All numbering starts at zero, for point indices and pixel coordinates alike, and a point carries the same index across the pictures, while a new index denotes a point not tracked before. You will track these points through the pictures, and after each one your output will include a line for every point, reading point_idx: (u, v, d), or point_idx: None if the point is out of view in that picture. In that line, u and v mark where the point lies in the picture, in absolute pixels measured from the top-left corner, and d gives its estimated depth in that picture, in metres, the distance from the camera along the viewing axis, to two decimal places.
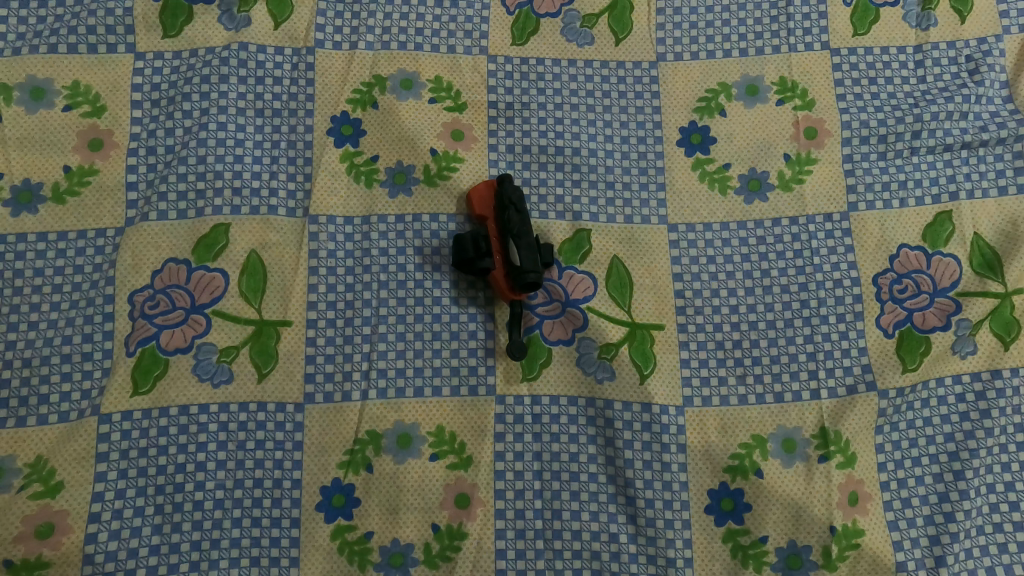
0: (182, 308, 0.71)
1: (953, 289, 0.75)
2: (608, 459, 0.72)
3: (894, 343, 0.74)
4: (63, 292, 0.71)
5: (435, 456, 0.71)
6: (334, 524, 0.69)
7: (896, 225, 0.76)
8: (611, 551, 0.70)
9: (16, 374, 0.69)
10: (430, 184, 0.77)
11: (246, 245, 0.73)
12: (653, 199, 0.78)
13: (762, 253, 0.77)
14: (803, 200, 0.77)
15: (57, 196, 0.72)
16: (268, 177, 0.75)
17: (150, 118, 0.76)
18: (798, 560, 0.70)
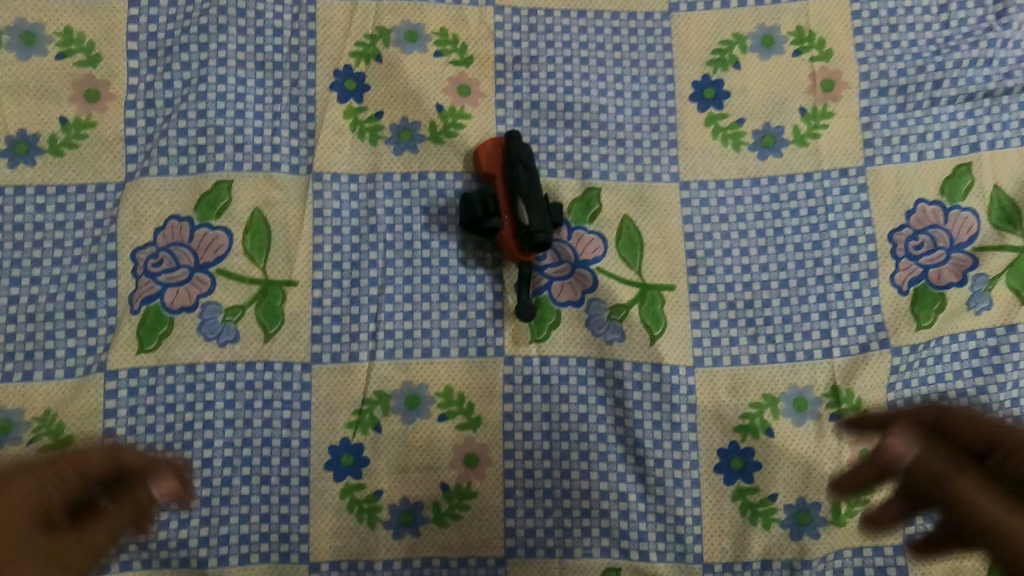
0: (187, 266, 0.70)
1: (971, 244, 0.73)
2: (618, 419, 0.72)
3: (908, 301, 0.73)
4: (65, 248, 0.70)
5: (444, 416, 0.71)
6: (344, 482, 0.69)
7: (913, 180, 0.75)
8: (620, 509, 0.70)
9: (21, 329, 0.68)
10: (437, 141, 0.75)
11: (250, 202, 0.72)
12: (665, 156, 0.76)
13: (775, 210, 0.75)
14: (818, 156, 0.76)
15: (55, 148, 0.71)
16: (271, 133, 0.73)
17: (147, 70, 0.73)
18: (807, 517, 0.70)
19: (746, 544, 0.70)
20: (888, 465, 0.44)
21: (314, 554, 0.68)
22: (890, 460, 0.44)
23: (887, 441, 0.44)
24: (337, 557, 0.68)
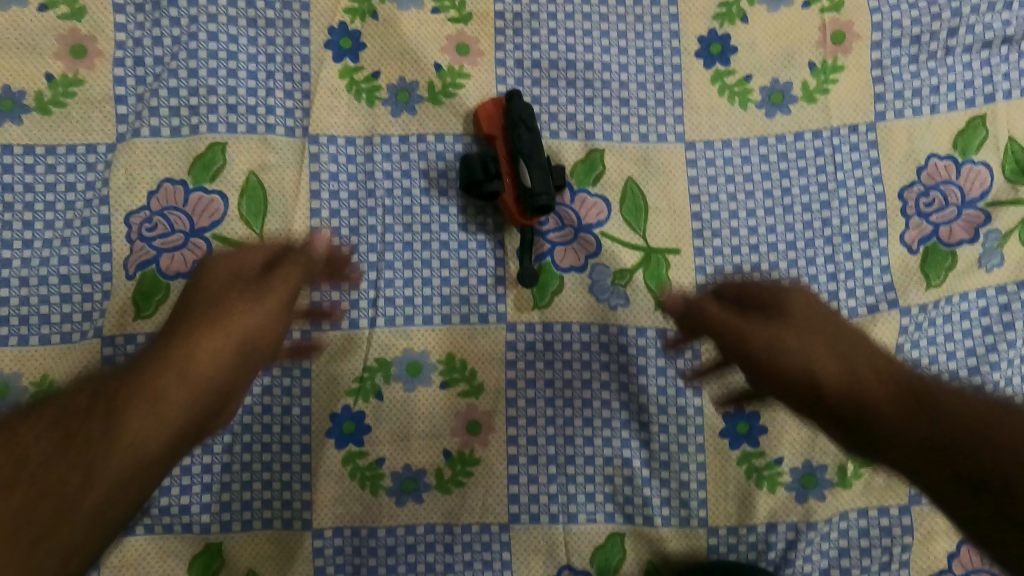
0: (181, 232, 0.69)
1: (983, 199, 0.72)
2: (622, 385, 0.71)
3: (918, 260, 0.71)
4: (57, 212, 0.68)
5: (446, 383, 0.70)
6: (346, 450, 0.68)
7: (925, 135, 0.73)
8: (624, 475, 0.70)
9: (15, 294, 0.67)
10: (436, 102, 0.73)
11: (245, 166, 0.70)
12: (669, 115, 0.74)
13: (783, 170, 0.73)
14: (827, 112, 0.74)
15: (42, 106, 0.69)
16: (265, 93, 0.71)
17: (135, 25, 0.71)
18: (812, 479, 0.70)
19: (751, 508, 0.70)
20: (676, 318, 0.58)
21: (317, 521, 0.68)
22: (670, 303, 0.58)
23: (669, 295, 0.59)
24: (341, 525, 0.68)
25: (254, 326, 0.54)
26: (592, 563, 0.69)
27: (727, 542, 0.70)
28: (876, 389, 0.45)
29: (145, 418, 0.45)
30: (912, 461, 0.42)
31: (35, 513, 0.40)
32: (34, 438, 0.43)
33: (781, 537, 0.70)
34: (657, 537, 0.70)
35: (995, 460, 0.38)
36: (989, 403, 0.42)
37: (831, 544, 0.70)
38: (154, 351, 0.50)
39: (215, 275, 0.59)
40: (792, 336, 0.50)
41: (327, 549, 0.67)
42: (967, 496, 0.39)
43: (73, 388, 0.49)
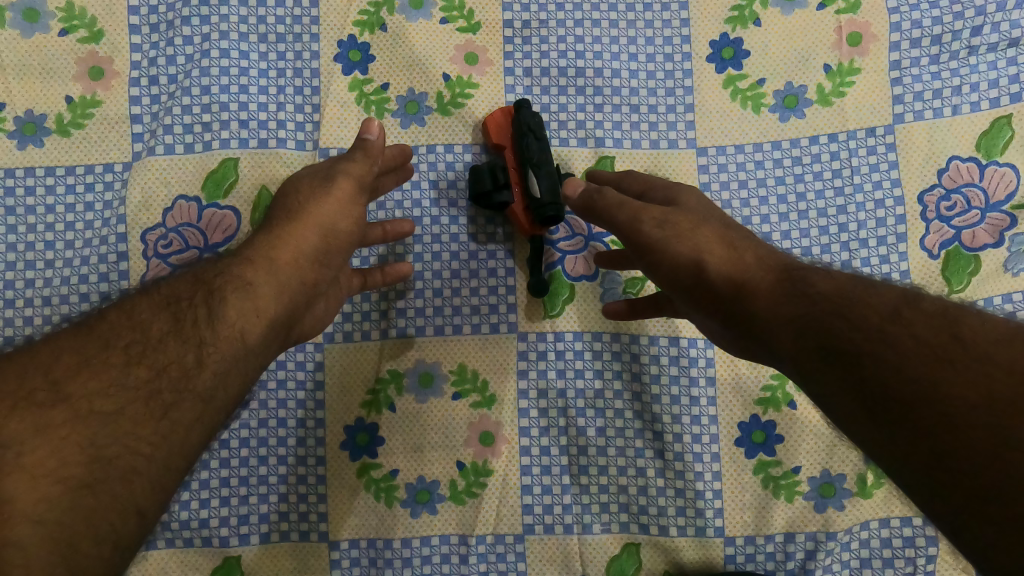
0: (196, 247, 0.70)
1: (1008, 202, 0.70)
2: (635, 395, 0.70)
3: (939, 265, 0.70)
4: (76, 230, 0.70)
5: (458, 394, 0.70)
6: (360, 461, 0.69)
7: (946, 136, 0.71)
8: (638, 486, 0.69)
9: (37, 311, 0.68)
10: (445, 113, 0.73)
11: (256, 181, 0.71)
12: (681, 121, 0.73)
13: (798, 174, 0.72)
14: (844, 115, 0.72)
15: (62, 129, 0.70)
16: (276, 108, 0.72)
17: (149, 45, 0.72)
18: (831, 488, 0.69)
19: (768, 518, 0.69)
20: (574, 204, 0.60)
21: (333, 532, 0.68)
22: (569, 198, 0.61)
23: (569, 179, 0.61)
24: (356, 535, 0.69)
25: (314, 259, 0.56)
26: (607, 574, 0.69)
27: (745, 552, 0.69)
28: (763, 279, 0.49)
29: (226, 357, 0.48)
30: (800, 314, 0.45)
31: (134, 453, 0.43)
32: (122, 369, 0.45)
33: (799, 547, 0.69)
34: (673, 548, 0.69)
35: (862, 326, 0.42)
36: (864, 282, 0.46)
37: (852, 554, 0.69)
38: (224, 279, 0.51)
39: (343, 194, 0.58)
40: (683, 228, 0.54)
41: (343, 560, 0.68)
42: (836, 380, 0.42)
43: (142, 304, 0.49)
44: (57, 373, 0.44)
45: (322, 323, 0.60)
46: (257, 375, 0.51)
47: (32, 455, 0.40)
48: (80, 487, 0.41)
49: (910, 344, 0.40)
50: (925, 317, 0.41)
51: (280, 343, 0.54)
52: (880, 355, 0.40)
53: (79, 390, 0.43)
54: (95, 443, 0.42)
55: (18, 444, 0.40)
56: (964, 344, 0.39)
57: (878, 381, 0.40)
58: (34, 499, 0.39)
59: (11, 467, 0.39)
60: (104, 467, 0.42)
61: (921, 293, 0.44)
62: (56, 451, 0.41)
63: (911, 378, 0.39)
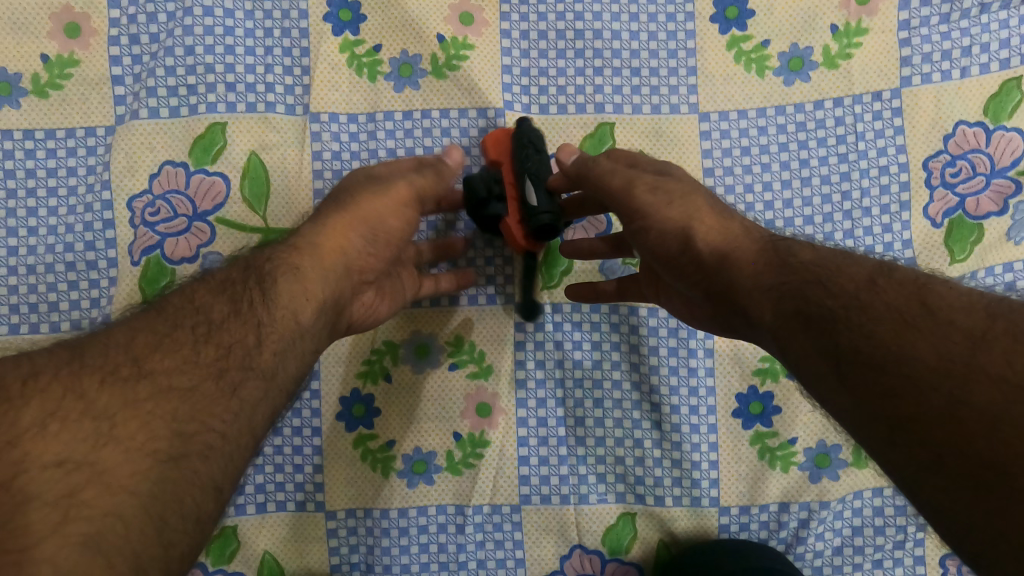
0: (185, 215, 0.68)
1: (1014, 168, 0.68)
2: (633, 365, 0.70)
3: (942, 233, 0.69)
4: (59, 197, 0.68)
5: (455, 365, 0.69)
6: (356, 433, 0.69)
7: (954, 102, 0.69)
8: (635, 455, 0.69)
9: (23, 281, 0.67)
10: (439, 75, 0.70)
11: (245, 146, 0.69)
12: (683, 85, 0.71)
13: (802, 141, 0.70)
14: (850, 79, 0.70)
15: (39, 89, 0.68)
16: (264, 70, 0.69)
17: (128, 2, 0.69)
18: (826, 459, 0.70)
19: (763, 488, 0.70)
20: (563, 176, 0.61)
21: (329, 502, 0.69)
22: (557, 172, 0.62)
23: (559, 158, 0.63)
24: (353, 505, 0.69)
25: (365, 251, 0.55)
26: (603, 543, 0.69)
27: (739, 521, 0.70)
28: (746, 247, 0.49)
29: (284, 338, 0.47)
30: (780, 279, 0.45)
31: (210, 430, 0.42)
32: (193, 348, 0.44)
33: (793, 516, 0.70)
34: (668, 517, 0.70)
35: (840, 294, 0.42)
36: (845, 254, 0.46)
37: (844, 522, 0.70)
38: (275, 262, 0.50)
39: (396, 199, 0.57)
40: (668, 199, 0.53)
41: (340, 529, 0.69)
42: (814, 343, 0.41)
43: (201, 289, 0.48)
44: (137, 352, 0.43)
45: (377, 315, 0.60)
46: (314, 358, 0.50)
47: (124, 428, 0.40)
48: (167, 462, 0.39)
49: (883, 310, 0.40)
50: (898, 286, 0.41)
51: (331, 326, 0.53)
52: (856, 321, 0.40)
53: (159, 366, 0.43)
54: (176, 419, 0.41)
55: (110, 418, 0.40)
56: (932, 312, 0.39)
57: (853, 347, 0.39)
58: (129, 471, 0.38)
59: (106, 439, 0.39)
60: (187, 442, 0.41)
61: (896, 265, 0.44)
62: (143, 424, 0.40)
63: (883, 343, 0.38)
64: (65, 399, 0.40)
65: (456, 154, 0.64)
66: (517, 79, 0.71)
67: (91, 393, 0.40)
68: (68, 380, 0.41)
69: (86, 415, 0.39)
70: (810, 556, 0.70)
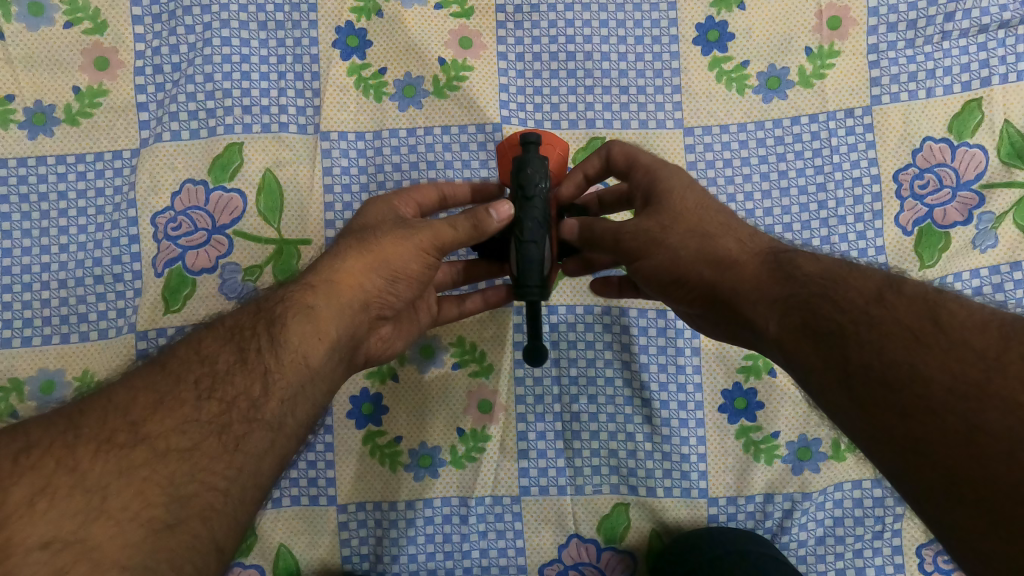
0: (204, 229, 0.73)
1: (978, 182, 0.73)
2: (624, 363, 0.75)
3: (912, 240, 0.73)
4: (88, 216, 0.73)
5: (458, 364, 0.74)
6: (366, 430, 0.73)
7: (921, 118, 0.74)
8: (628, 449, 0.74)
9: (55, 295, 0.72)
10: (441, 96, 0.75)
11: (261, 163, 0.74)
12: (668, 102, 0.76)
13: (780, 154, 0.75)
14: (824, 96, 0.75)
15: (71, 118, 0.73)
16: (277, 93, 0.74)
17: (152, 35, 0.74)
18: (807, 452, 0.74)
19: (749, 479, 0.74)
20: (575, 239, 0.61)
21: (341, 497, 0.73)
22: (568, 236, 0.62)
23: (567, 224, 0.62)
24: (364, 499, 0.73)
25: (379, 293, 0.58)
26: (599, 532, 0.74)
27: (727, 511, 0.74)
28: (746, 262, 0.53)
29: (292, 384, 0.50)
30: (786, 294, 0.49)
31: (210, 489, 0.44)
32: (194, 405, 0.47)
33: (777, 507, 0.74)
34: (660, 508, 0.74)
35: (849, 307, 0.46)
36: (851, 266, 0.50)
37: (826, 513, 0.74)
38: (284, 307, 0.53)
39: (420, 243, 0.58)
40: (662, 225, 0.56)
41: (351, 522, 0.73)
42: (824, 360, 0.46)
43: (208, 340, 0.51)
44: (136, 415, 0.46)
45: (392, 346, 0.65)
46: (324, 398, 0.54)
47: (117, 499, 0.42)
48: (163, 529, 0.42)
49: (894, 326, 0.44)
50: (908, 301, 0.45)
51: (345, 361, 0.57)
52: (864, 337, 0.44)
53: (157, 429, 0.45)
54: (173, 482, 0.43)
55: (103, 488, 0.42)
56: (945, 330, 0.42)
57: (864, 363, 0.43)
58: (121, 544, 0.40)
59: (99, 511, 0.41)
60: (184, 504, 0.43)
61: (904, 278, 0.47)
62: (139, 492, 0.42)
63: (893, 361, 0.42)
64: (58, 473, 0.42)
65: (504, 212, 0.57)
66: (513, 98, 0.76)
67: (83, 464, 0.43)
68: (60, 453, 0.43)
69: (77, 489, 0.41)
70: (795, 545, 0.74)
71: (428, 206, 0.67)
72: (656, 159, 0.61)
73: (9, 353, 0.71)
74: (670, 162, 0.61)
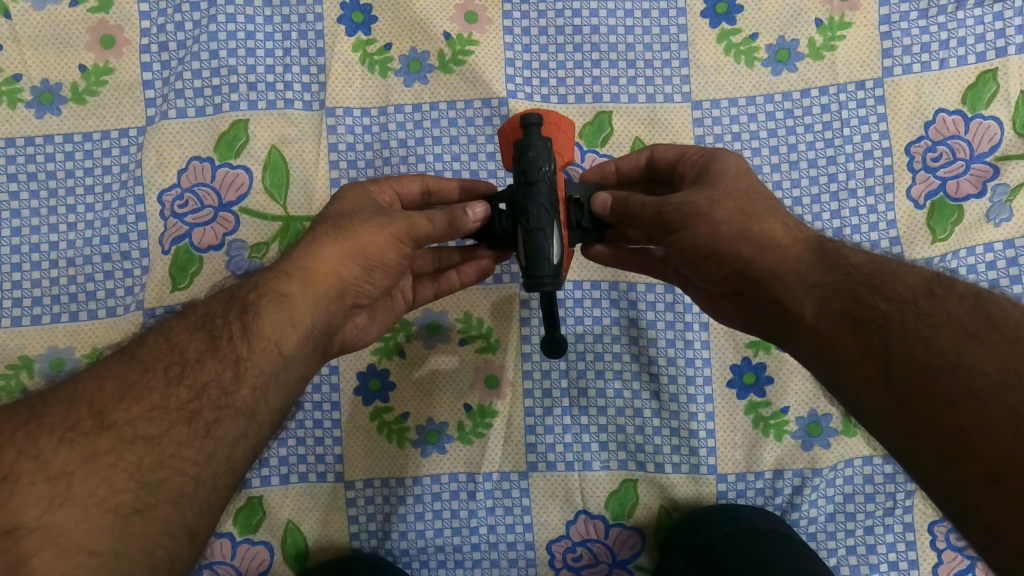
0: (211, 206, 0.73)
1: (992, 154, 0.72)
2: (632, 338, 0.74)
3: (924, 214, 0.72)
4: (95, 194, 0.73)
5: (464, 341, 0.74)
6: (373, 406, 0.74)
7: (934, 89, 0.73)
8: (635, 425, 0.74)
9: (63, 273, 0.72)
10: (446, 71, 0.75)
11: (267, 140, 0.73)
12: (676, 76, 0.75)
13: (790, 127, 0.74)
14: (834, 68, 0.74)
15: (77, 97, 0.73)
16: (282, 70, 0.74)
17: (157, 13, 0.74)
18: (817, 428, 0.73)
19: (758, 455, 0.73)
20: (604, 211, 0.59)
21: (349, 473, 0.73)
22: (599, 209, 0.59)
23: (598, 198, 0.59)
24: (371, 475, 0.73)
25: (356, 280, 0.56)
26: (607, 508, 0.73)
27: (736, 488, 0.73)
28: (789, 246, 0.51)
29: (264, 372, 0.49)
30: (827, 280, 0.48)
31: (180, 475, 0.44)
32: (163, 393, 0.46)
33: (787, 483, 0.73)
34: (668, 483, 0.74)
35: (898, 298, 0.45)
36: (897, 262, 0.49)
37: (836, 489, 0.74)
38: (259, 294, 0.52)
39: (396, 231, 0.57)
40: (709, 199, 0.54)
41: (359, 498, 0.73)
42: (863, 349, 0.44)
43: (178, 327, 0.50)
44: (102, 403, 0.45)
45: (367, 334, 0.64)
46: (299, 385, 0.53)
47: (83, 486, 0.41)
48: (131, 514, 0.41)
49: (943, 320, 0.43)
50: (958, 297, 0.45)
51: (320, 350, 0.55)
52: (909, 326, 0.44)
53: (124, 417, 0.45)
54: (141, 469, 0.43)
55: (67, 476, 0.41)
56: (999, 329, 0.42)
57: (907, 354, 0.43)
58: (87, 530, 0.40)
59: (63, 498, 0.40)
60: (152, 491, 0.42)
61: (954, 278, 0.47)
62: (105, 479, 0.42)
63: (940, 351, 0.42)
64: (21, 461, 0.41)
65: (480, 212, 0.59)
66: (519, 72, 0.75)
67: (46, 452, 0.42)
68: (23, 443, 0.42)
69: (40, 477, 0.41)
70: (805, 522, 0.74)
71: (409, 197, 0.65)
72: (700, 152, 0.61)
73: (18, 332, 0.71)
74: (723, 152, 0.60)
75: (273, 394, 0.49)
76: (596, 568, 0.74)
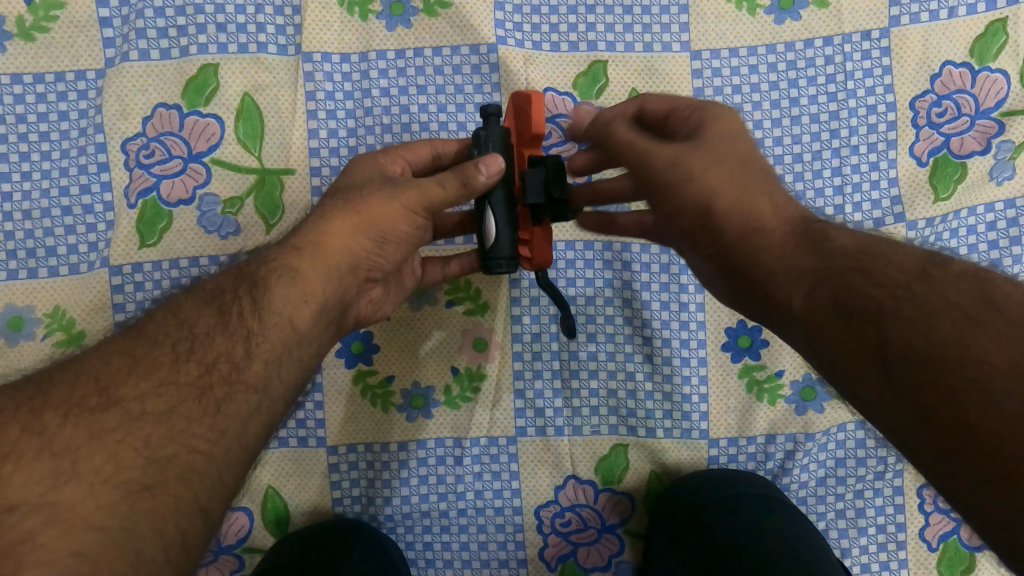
0: (180, 157, 0.68)
1: (998, 109, 0.70)
2: (626, 301, 0.72)
3: (927, 172, 0.70)
4: (51, 142, 0.68)
5: (452, 302, 0.71)
6: (356, 369, 0.71)
7: (941, 41, 0.70)
8: (627, 389, 0.72)
9: (20, 227, 0.67)
10: (431, 14, 0.70)
11: (239, 86, 0.69)
12: (675, 23, 0.71)
13: (791, 79, 0.71)
14: (839, 18, 0.70)
15: (24, 33, 0.67)
16: (254, 10, 0.69)
17: None
18: (812, 393, 0.72)
19: (751, 420, 0.72)
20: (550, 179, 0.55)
21: (331, 438, 0.70)
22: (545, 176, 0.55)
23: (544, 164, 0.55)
24: (355, 440, 0.71)
25: (370, 253, 0.55)
26: (596, 473, 0.72)
27: (727, 452, 0.72)
28: (772, 230, 0.48)
29: (276, 346, 0.47)
30: (813, 269, 0.44)
31: (192, 452, 0.41)
32: (172, 367, 0.43)
33: (779, 447, 0.72)
34: (659, 448, 0.72)
35: (888, 282, 0.42)
36: (883, 239, 0.46)
37: (828, 454, 0.72)
38: (268, 268, 0.50)
39: (409, 202, 0.54)
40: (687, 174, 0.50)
41: (342, 464, 0.71)
42: (857, 341, 0.41)
43: (187, 303, 0.48)
44: (108, 378, 0.42)
45: (380, 310, 0.61)
46: (311, 363, 0.50)
47: (89, 462, 0.38)
48: (141, 490, 0.38)
49: (942, 305, 0.40)
50: (954, 279, 0.41)
51: (332, 326, 0.53)
52: (905, 313, 0.40)
53: (132, 392, 0.41)
54: (150, 445, 0.40)
55: (73, 452, 0.38)
56: (1002, 312, 0.38)
57: (905, 347, 0.39)
58: (95, 505, 0.37)
59: (69, 474, 0.37)
60: (164, 468, 0.39)
61: (950, 257, 0.43)
62: (113, 455, 0.39)
63: (944, 341, 0.38)
64: (23, 438, 0.38)
65: None
66: (509, 16, 0.71)
67: (51, 429, 0.39)
68: (26, 419, 0.39)
69: (44, 454, 0.38)
70: (795, 487, 0.73)
71: (419, 164, 0.62)
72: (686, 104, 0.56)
73: None
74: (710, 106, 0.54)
75: (286, 368, 0.46)
76: (584, 533, 0.72)
